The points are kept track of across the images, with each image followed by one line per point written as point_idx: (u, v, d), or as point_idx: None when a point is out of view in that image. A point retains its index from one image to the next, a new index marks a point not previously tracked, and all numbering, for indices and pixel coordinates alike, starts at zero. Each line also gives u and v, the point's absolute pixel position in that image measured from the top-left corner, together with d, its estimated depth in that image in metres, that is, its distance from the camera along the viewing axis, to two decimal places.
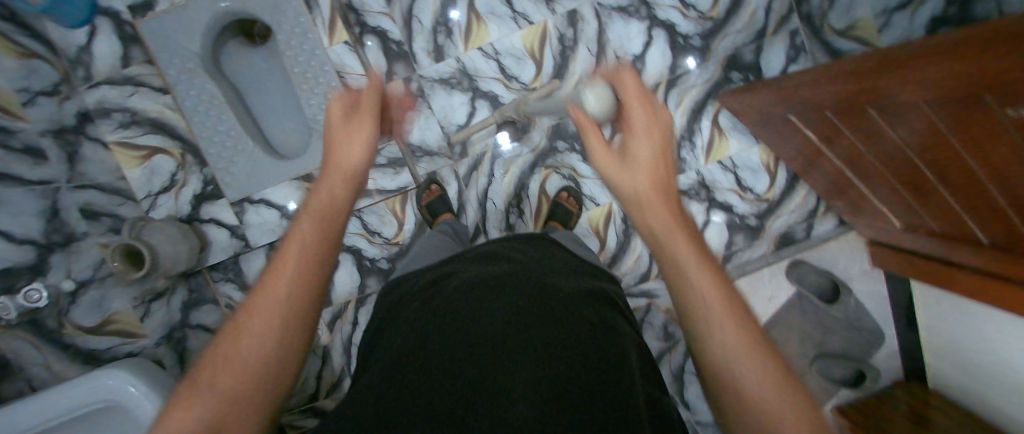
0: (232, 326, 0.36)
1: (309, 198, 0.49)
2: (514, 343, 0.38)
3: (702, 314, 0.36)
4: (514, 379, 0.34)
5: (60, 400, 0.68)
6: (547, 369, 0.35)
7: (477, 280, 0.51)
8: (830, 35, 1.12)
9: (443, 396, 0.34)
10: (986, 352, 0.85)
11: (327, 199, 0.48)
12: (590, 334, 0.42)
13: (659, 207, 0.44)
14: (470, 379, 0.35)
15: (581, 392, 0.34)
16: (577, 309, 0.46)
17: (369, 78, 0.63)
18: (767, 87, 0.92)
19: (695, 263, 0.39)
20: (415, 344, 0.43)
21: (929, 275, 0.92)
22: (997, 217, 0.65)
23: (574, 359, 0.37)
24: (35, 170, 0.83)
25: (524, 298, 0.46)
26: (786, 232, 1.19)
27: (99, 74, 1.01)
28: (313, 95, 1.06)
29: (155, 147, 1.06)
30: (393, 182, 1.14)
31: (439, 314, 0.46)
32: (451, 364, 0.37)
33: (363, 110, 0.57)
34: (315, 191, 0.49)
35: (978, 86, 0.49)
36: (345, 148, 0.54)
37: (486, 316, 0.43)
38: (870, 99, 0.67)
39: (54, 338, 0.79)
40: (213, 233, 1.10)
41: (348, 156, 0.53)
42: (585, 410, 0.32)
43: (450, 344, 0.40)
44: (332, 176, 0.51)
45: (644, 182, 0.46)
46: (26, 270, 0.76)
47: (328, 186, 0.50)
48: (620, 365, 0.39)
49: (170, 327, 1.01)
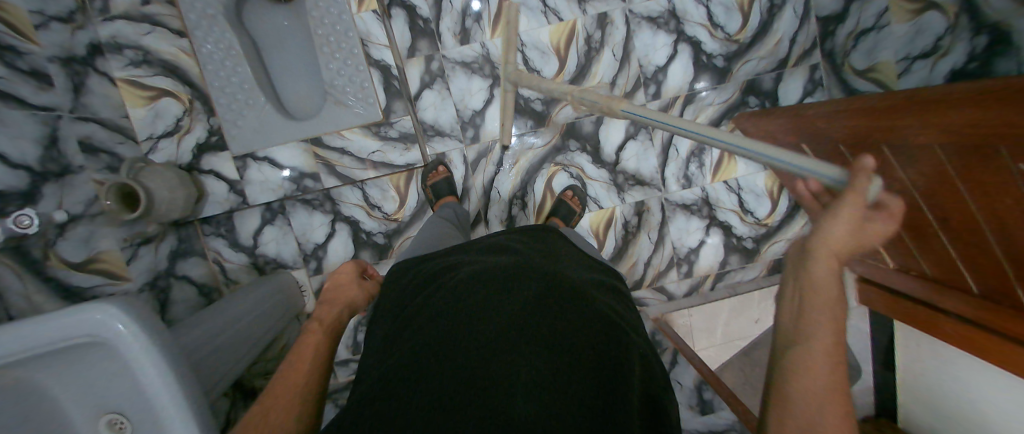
0: (260, 406, 0.44)
1: (318, 311, 0.59)
2: (520, 335, 0.39)
3: (800, 342, 0.40)
4: (515, 374, 0.35)
5: (32, 332, 0.47)
6: (545, 366, 0.36)
7: (481, 269, 0.52)
8: (849, 74, 1.13)
9: (444, 388, 0.35)
10: (961, 403, 0.87)
11: (332, 317, 0.59)
12: (591, 327, 0.42)
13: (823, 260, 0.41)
14: (475, 371, 0.36)
15: (582, 387, 0.35)
16: (581, 301, 0.46)
17: (353, 263, 0.70)
18: (789, 113, 0.96)
19: (820, 296, 0.41)
20: (419, 331, 0.43)
21: (911, 317, 0.93)
22: (992, 269, 0.66)
23: (574, 356, 0.38)
24: (39, 95, 0.81)
25: (528, 290, 0.46)
26: (778, 259, 1.23)
27: (116, 8, 0.99)
28: (333, 60, 1.03)
29: (163, 89, 1.04)
30: (402, 158, 1.10)
31: (443, 302, 0.47)
32: (452, 355, 0.38)
33: (351, 284, 0.66)
34: (318, 309, 0.60)
35: (990, 134, 0.52)
36: (345, 290, 0.65)
37: (494, 308, 0.43)
38: (889, 138, 0.70)
39: (39, 268, 0.73)
40: (212, 185, 1.09)
41: (346, 293, 0.65)
42: (581, 410, 0.33)
43: (452, 335, 0.41)
44: (331, 304, 0.61)
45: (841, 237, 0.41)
46: (18, 195, 0.72)
47: (324, 310, 0.60)
48: (618, 359, 0.40)
49: (155, 275, 0.98)
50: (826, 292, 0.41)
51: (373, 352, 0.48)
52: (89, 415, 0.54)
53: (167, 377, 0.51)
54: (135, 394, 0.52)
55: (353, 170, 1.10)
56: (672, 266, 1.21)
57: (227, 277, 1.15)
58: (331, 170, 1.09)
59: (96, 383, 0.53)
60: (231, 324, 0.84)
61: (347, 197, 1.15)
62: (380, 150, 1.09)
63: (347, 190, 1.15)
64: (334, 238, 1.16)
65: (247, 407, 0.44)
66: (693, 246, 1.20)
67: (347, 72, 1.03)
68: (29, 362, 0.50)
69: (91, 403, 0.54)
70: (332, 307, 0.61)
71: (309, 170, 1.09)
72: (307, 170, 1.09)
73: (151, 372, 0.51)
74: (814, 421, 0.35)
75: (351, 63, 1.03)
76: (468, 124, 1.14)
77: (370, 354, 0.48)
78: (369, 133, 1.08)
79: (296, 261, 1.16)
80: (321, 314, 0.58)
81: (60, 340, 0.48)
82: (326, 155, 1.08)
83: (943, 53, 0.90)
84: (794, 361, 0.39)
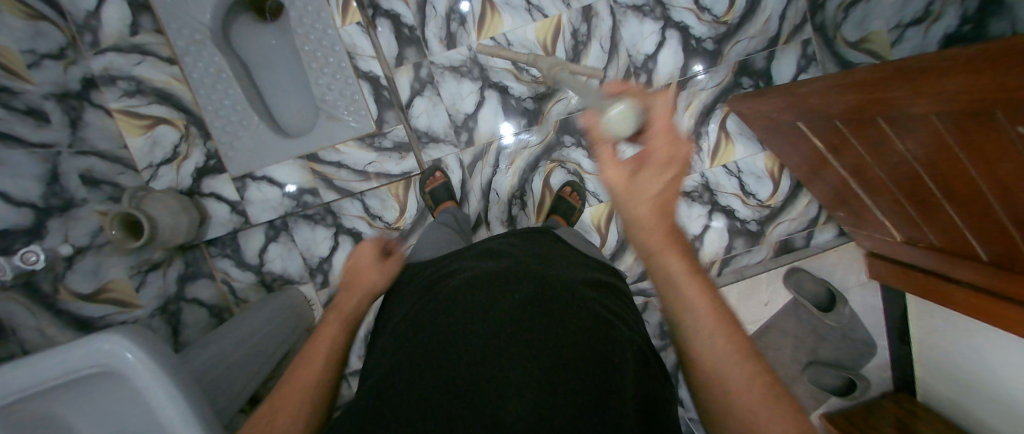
0: (269, 408, 0.44)
1: (338, 302, 0.57)
2: (511, 338, 0.39)
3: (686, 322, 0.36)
4: (508, 378, 0.34)
5: (45, 366, 0.48)
6: (537, 368, 0.36)
7: (470, 278, 0.51)
8: (842, 47, 1.13)
9: (438, 395, 0.34)
10: (985, 374, 0.85)
11: (349, 308, 0.56)
12: (584, 326, 0.42)
13: (658, 236, 0.40)
14: (467, 377, 0.35)
15: (576, 384, 0.35)
16: (572, 300, 0.46)
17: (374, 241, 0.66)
18: (780, 91, 0.93)
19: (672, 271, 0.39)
20: (412, 342, 0.43)
21: (928, 289, 0.93)
22: (998, 232, 0.67)
23: (567, 356, 0.37)
24: (37, 133, 0.82)
25: (518, 294, 0.46)
26: (785, 240, 1.24)
27: (106, 40, 1.00)
28: (321, 75, 1.05)
29: (159, 117, 1.06)
30: (398, 166, 1.12)
31: (433, 314, 0.46)
32: (445, 365, 0.37)
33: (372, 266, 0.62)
34: (337, 299, 0.58)
35: (985, 99, 0.52)
36: (367, 273, 0.61)
37: (486, 313, 0.43)
38: (881, 111, 0.69)
39: (50, 303, 0.74)
40: (213, 208, 1.11)
41: (369, 279, 0.61)
42: (573, 408, 0.32)
43: (442, 348, 0.40)
44: (352, 292, 0.59)
45: (649, 214, 0.40)
46: (23, 233, 0.73)
47: (344, 299, 0.57)
48: (612, 353, 0.40)
49: (165, 300, 1.00)
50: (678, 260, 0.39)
51: (372, 364, 0.47)
52: None
53: (177, 401, 0.52)
54: (148, 420, 0.52)
55: (350, 182, 1.11)
56: None
57: (237, 297, 1.16)
58: (329, 184, 1.11)
59: (112, 413, 0.54)
60: (245, 342, 0.85)
61: (347, 209, 1.15)
62: (376, 161, 1.11)
63: (347, 203, 1.14)
64: (338, 252, 1.16)
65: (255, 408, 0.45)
66: (697, 233, 1.20)
67: (336, 86, 1.05)
68: (46, 395, 0.51)
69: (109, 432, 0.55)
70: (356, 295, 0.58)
71: (308, 185, 1.11)
72: (306, 185, 1.11)
73: (164, 399, 0.51)
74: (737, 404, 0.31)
75: (340, 76, 1.05)
76: (462, 127, 1.14)
77: (369, 367, 0.48)
78: (364, 144, 1.10)
79: (303, 276, 1.17)
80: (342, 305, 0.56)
81: (72, 372, 0.49)
82: (322, 169, 1.10)
83: (935, 18, 0.95)
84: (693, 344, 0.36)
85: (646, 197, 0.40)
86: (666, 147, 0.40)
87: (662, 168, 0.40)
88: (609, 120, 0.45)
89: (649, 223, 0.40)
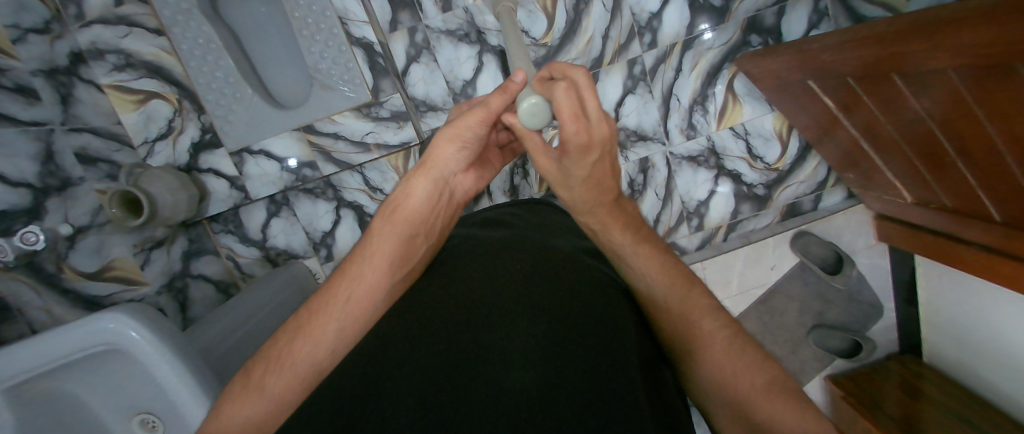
0: (291, 338, 0.45)
1: (397, 198, 0.53)
2: (514, 304, 0.37)
3: (680, 304, 0.44)
4: (511, 342, 0.32)
5: (51, 345, 0.48)
6: (541, 328, 0.34)
7: (473, 249, 0.50)
8: (855, 0, 1.09)
9: (437, 360, 0.32)
10: (994, 335, 0.85)
11: (407, 208, 0.52)
12: (590, 297, 0.40)
13: (598, 213, 0.47)
14: (468, 343, 0.33)
15: (583, 349, 0.32)
16: (577, 273, 0.44)
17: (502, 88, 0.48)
18: (791, 50, 0.89)
19: (656, 256, 0.48)
20: (412, 312, 0.42)
21: (938, 250, 0.92)
22: (1012, 190, 0.65)
23: (573, 323, 0.35)
24: (28, 110, 0.80)
25: (519, 264, 0.45)
26: (792, 203, 1.22)
27: (91, 12, 0.96)
28: (314, 43, 1.00)
29: (151, 92, 1.03)
30: (396, 136, 1.08)
31: (434, 288, 0.45)
32: (445, 332, 0.36)
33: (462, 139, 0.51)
34: (400, 194, 0.53)
35: (999, 51, 0.49)
36: (441, 154, 0.52)
37: (488, 284, 0.41)
38: (895, 66, 0.66)
39: (55, 282, 0.74)
40: (213, 184, 1.10)
41: (440, 166, 0.52)
42: (579, 373, 0.30)
43: (442, 316, 0.38)
44: (418, 179, 0.52)
45: (584, 196, 0.46)
46: (23, 213, 0.72)
47: (410, 189, 0.52)
48: (617, 324, 0.38)
49: (170, 277, 1.01)
50: (655, 252, 0.48)
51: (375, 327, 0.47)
52: (122, 417, 0.56)
53: (183, 371, 0.53)
54: (156, 390, 0.53)
55: (349, 155, 1.09)
56: (682, 220, 1.20)
57: (243, 273, 1.19)
58: (327, 156, 1.09)
59: (121, 387, 0.54)
60: (251, 318, 0.85)
61: (347, 182, 1.15)
62: (373, 131, 1.07)
63: (347, 175, 1.14)
64: (340, 225, 1.18)
65: (281, 335, 0.47)
66: (703, 198, 1.19)
67: (328, 54, 1.01)
68: (57, 372, 0.51)
69: (118, 406, 0.55)
70: (426, 182, 0.52)
71: (307, 159, 1.09)
72: (305, 159, 1.09)
73: (169, 369, 0.52)
74: (722, 364, 0.40)
75: (333, 43, 1.01)
76: (461, 95, 1.12)
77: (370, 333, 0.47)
78: (360, 115, 1.06)
79: (307, 250, 1.19)
80: (409, 196, 0.52)
81: (78, 350, 0.49)
82: (319, 141, 1.08)
83: None
84: (687, 323, 0.43)
85: (579, 181, 0.44)
86: (576, 136, 0.38)
87: (583, 155, 0.40)
88: (523, 117, 0.40)
89: (585, 205, 0.46)
